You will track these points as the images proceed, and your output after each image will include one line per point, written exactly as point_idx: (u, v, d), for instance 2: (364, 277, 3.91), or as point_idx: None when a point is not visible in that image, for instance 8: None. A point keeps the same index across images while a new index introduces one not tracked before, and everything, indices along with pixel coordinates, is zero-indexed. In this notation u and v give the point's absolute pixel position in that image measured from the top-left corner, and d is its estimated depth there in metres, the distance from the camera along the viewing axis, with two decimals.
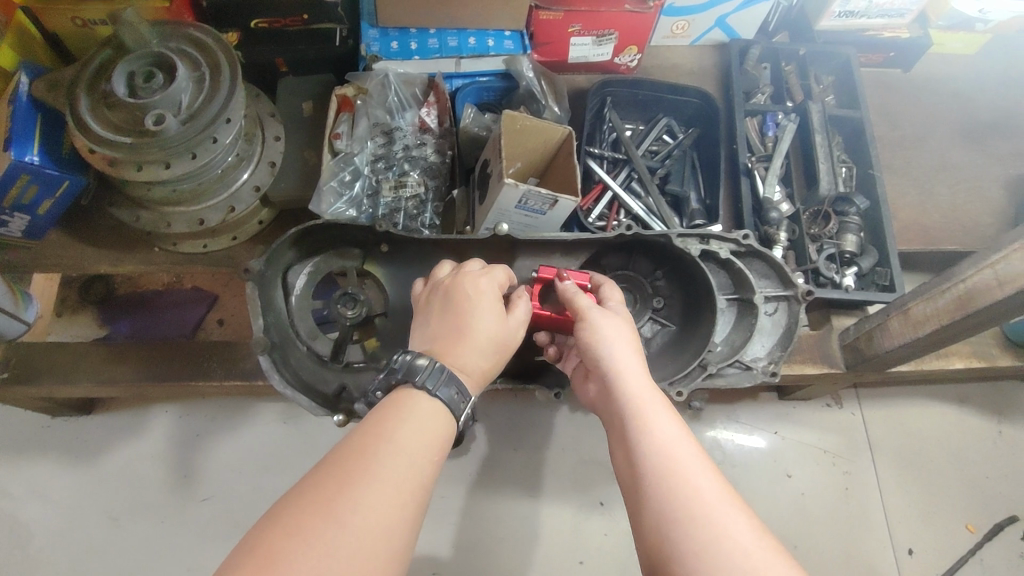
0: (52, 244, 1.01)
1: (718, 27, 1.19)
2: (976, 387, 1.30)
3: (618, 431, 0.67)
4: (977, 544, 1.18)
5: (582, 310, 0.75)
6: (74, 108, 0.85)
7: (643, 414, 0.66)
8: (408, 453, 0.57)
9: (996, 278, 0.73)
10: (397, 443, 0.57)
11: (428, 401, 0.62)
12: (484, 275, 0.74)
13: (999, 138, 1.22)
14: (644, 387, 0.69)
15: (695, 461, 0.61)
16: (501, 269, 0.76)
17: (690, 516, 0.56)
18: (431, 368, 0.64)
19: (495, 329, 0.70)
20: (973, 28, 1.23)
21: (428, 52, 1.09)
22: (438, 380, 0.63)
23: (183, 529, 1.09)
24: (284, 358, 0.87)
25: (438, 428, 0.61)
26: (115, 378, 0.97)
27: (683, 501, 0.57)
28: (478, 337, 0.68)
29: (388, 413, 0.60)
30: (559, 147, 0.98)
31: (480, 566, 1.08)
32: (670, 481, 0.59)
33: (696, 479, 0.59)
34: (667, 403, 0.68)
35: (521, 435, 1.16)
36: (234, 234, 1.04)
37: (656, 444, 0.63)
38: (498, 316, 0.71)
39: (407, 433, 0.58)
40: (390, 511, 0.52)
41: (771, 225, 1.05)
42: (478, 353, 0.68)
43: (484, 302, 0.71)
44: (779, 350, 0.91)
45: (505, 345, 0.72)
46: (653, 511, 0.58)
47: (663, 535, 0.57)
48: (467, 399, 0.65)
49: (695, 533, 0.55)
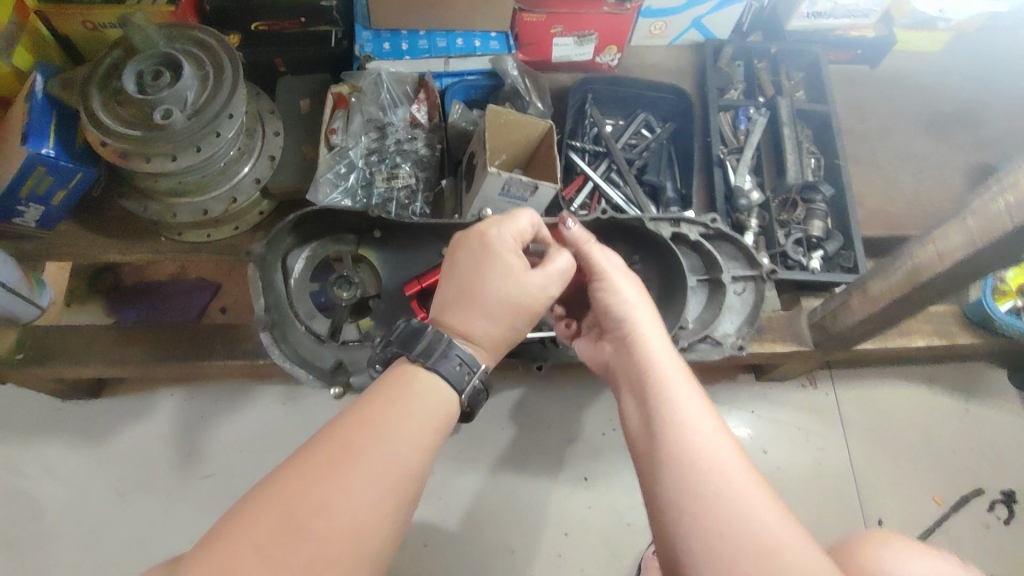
0: (63, 234, 1.07)
1: (694, 28, 1.26)
2: (944, 368, 1.36)
3: (636, 398, 0.71)
4: (944, 515, 1.24)
5: (601, 269, 0.81)
6: (87, 104, 0.91)
7: (662, 384, 0.69)
8: (391, 444, 0.58)
9: (936, 254, 0.79)
10: (381, 433, 0.58)
11: (428, 375, 0.65)
12: (506, 228, 0.75)
13: (959, 131, 1.30)
14: (664, 359, 0.72)
15: (714, 437, 0.63)
16: (524, 217, 0.77)
17: (704, 491, 0.59)
18: (430, 340, 0.67)
19: (508, 291, 0.72)
20: (935, 27, 1.30)
21: (417, 53, 1.16)
22: (438, 355, 0.66)
23: (188, 504, 1.15)
24: (284, 336, 0.94)
25: (430, 411, 0.63)
26: (124, 359, 1.03)
27: (703, 474, 0.60)
28: (484, 300, 0.71)
29: (378, 400, 0.62)
30: (541, 140, 1.05)
31: (470, 537, 1.14)
32: (692, 452, 0.62)
33: (717, 454, 0.62)
34: (689, 378, 0.71)
35: (509, 414, 1.22)
36: (235, 224, 1.10)
37: (678, 415, 0.66)
38: (514, 274, 0.72)
39: (395, 421, 0.60)
40: (364, 505, 0.54)
41: (741, 213, 1.13)
42: (487, 317, 0.71)
43: (498, 262, 0.72)
44: (747, 326, 0.98)
45: (522, 306, 0.73)
46: (665, 480, 0.62)
47: (676, 505, 0.60)
48: (474, 371, 0.68)
49: (708, 507, 0.58)
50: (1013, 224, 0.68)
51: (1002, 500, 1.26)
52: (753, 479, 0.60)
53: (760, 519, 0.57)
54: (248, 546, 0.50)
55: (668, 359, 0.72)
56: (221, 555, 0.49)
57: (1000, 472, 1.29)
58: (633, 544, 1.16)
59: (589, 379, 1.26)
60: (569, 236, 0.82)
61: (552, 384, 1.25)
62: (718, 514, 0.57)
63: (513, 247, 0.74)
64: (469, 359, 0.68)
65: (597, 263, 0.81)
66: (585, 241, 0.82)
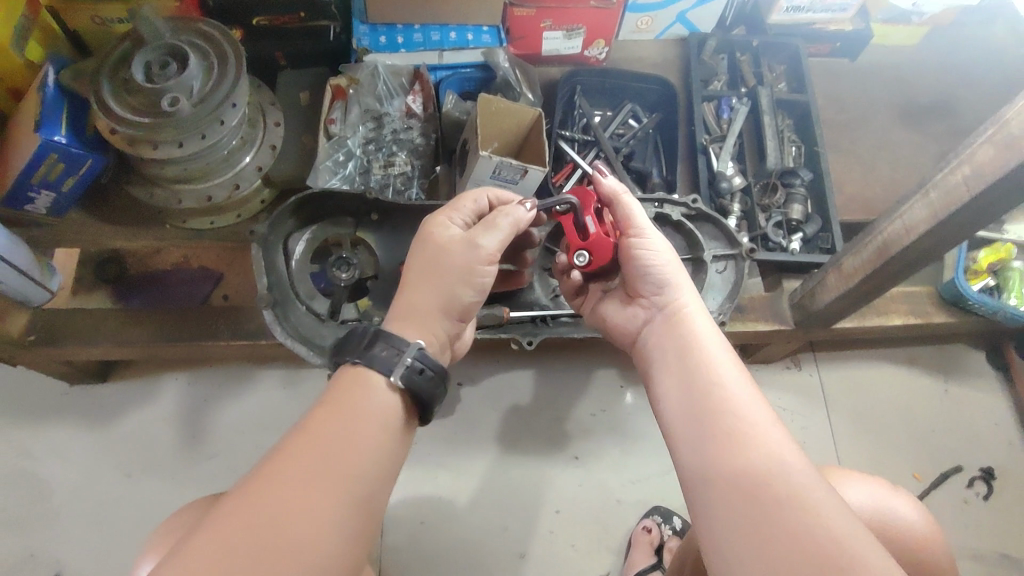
0: (72, 222, 1.11)
1: (679, 23, 1.31)
2: (925, 350, 1.41)
3: (682, 380, 0.72)
4: (924, 491, 1.28)
5: (638, 225, 0.81)
6: (98, 93, 0.95)
7: (714, 372, 0.70)
8: (335, 451, 0.60)
9: (903, 227, 0.84)
10: (325, 442, 0.60)
11: (358, 366, 0.66)
12: (447, 207, 0.79)
13: (935, 120, 1.35)
14: (714, 346, 0.74)
15: (772, 432, 0.64)
16: (466, 194, 0.80)
17: (762, 477, 0.60)
18: (357, 336, 0.69)
19: (427, 256, 0.74)
20: (910, 21, 1.36)
21: (413, 46, 1.21)
22: (364, 346, 0.67)
23: (192, 482, 1.18)
24: (285, 315, 0.98)
25: (373, 407, 0.64)
26: (131, 339, 1.07)
27: (762, 460, 0.61)
28: (411, 270, 0.74)
29: (328, 400, 0.64)
30: (531, 128, 1.10)
31: (465, 512, 1.18)
32: (748, 438, 0.63)
33: (773, 440, 0.63)
34: (738, 363, 0.72)
35: (502, 396, 1.26)
36: (238, 212, 1.15)
37: (732, 401, 0.67)
38: (437, 238, 0.75)
39: (337, 427, 0.61)
40: (316, 513, 0.55)
41: (724, 197, 1.19)
42: (412, 286, 0.73)
43: (426, 232, 0.76)
44: (728, 303, 1.03)
45: (448, 271, 0.73)
46: (723, 469, 0.62)
47: (737, 496, 0.59)
48: (403, 351, 0.67)
49: (774, 502, 0.58)
50: (971, 194, 0.73)
51: (981, 477, 1.30)
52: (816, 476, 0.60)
53: (830, 513, 0.56)
54: (200, 567, 0.50)
55: (716, 344, 0.74)
56: (188, 561, 0.51)
57: (980, 450, 1.33)
58: (623, 519, 1.20)
59: (579, 362, 1.30)
60: (607, 188, 0.84)
61: (543, 367, 1.29)
62: (787, 511, 0.57)
63: (451, 220, 0.77)
64: (397, 341, 0.68)
65: (635, 218, 0.81)
66: (622, 198, 0.83)
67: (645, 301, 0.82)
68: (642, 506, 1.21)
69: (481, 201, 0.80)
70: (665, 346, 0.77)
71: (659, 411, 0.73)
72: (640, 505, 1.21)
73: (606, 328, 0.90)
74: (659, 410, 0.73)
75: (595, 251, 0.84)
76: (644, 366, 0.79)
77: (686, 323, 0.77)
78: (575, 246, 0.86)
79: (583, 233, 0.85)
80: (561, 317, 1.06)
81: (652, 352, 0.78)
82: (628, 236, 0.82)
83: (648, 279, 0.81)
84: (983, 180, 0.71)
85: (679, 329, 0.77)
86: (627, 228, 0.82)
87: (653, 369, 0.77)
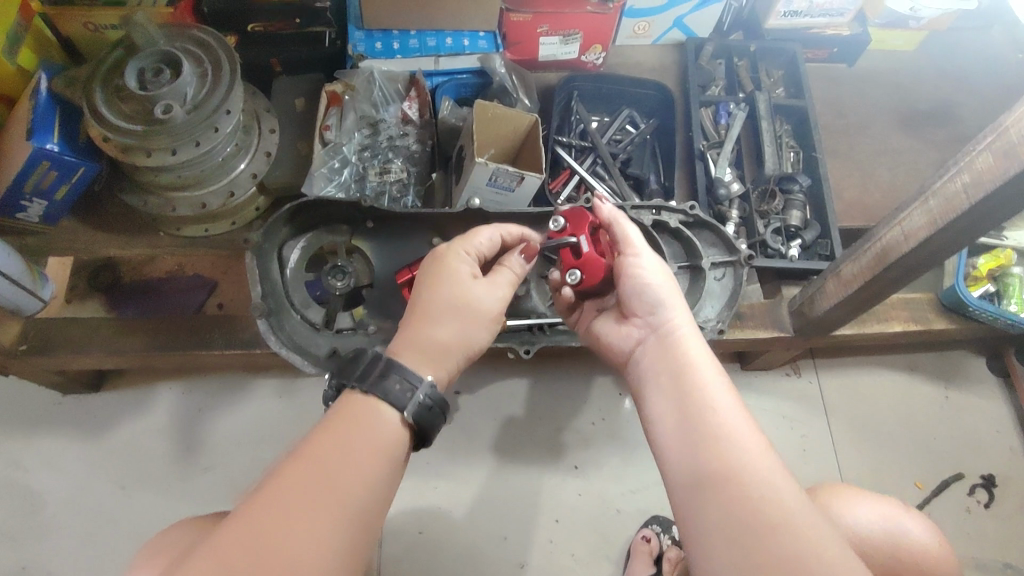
0: (65, 230, 1.09)
1: (677, 27, 1.30)
2: (925, 356, 1.40)
3: (676, 404, 0.72)
4: (925, 499, 1.28)
5: (634, 245, 0.84)
6: (91, 100, 0.95)
7: (708, 397, 0.71)
8: (333, 475, 0.60)
9: (903, 234, 0.83)
10: (322, 465, 0.60)
11: (369, 397, 0.67)
12: (462, 243, 0.82)
13: (934, 126, 1.34)
14: (707, 369, 0.75)
15: (764, 462, 0.65)
16: (482, 233, 0.84)
17: (758, 511, 0.60)
18: (367, 363, 0.69)
19: (454, 294, 0.77)
20: (908, 25, 1.36)
21: (409, 52, 1.20)
22: (376, 376, 0.68)
23: (188, 493, 1.17)
24: (280, 324, 0.97)
25: (376, 438, 0.65)
26: (125, 349, 1.06)
27: (756, 493, 0.62)
28: (433, 304, 0.76)
29: (332, 428, 0.64)
30: (528, 133, 1.09)
31: (463, 522, 1.17)
32: (742, 469, 0.64)
33: (765, 471, 0.64)
34: (729, 389, 0.73)
35: (501, 404, 1.25)
36: (232, 219, 1.14)
37: (725, 431, 0.68)
38: (459, 278, 0.78)
39: (336, 452, 0.62)
40: (314, 538, 0.56)
41: (722, 204, 1.18)
42: (436, 321, 0.75)
43: (449, 270, 0.79)
44: (726, 310, 1.03)
45: (465, 307, 0.77)
46: (719, 501, 0.62)
47: (730, 526, 0.60)
48: (416, 387, 0.69)
49: (767, 533, 0.59)
50: (970, 201, 0.72)
51: (982, 484, 1.30)
52: (808, 507, 0.61)
53: (824, 548, 0.57)
54: None
55: (710, 368, 0.75)
56: None
57: (981, 457, 1.32)
58: (623, 529, 1.19)
59: (578, 369, 1.29)
60: (605, 211, 0.87)
61: (542, 375, 1.28)
62: (779, 544, 0.58)
63: (465, 257, 0.81)
64: (410, 376, 0.69)
65: (631, 239, 0.84)
66: (619, 221, 0.86)
67: (638, 321, 0.83)
68: (641, 515, 1.20)
69: (493, 241, 0.85)
70: (658, 367, 0.77)
71: (651, 433, 0.73)
72: (640, 514, 1.20)
73: (597, 343, 0.90)
74: (651, 432, 0.73)
75: (586, 270, 0.85)
76: (635, 385, 0.80)
77: (678, 345, 0.78)
78: (568, 265, 0.87)
79: (576, 255, 0.87)
80: (558, 325, 1.05)
81: (643, 372, 0.79)
82: (624, 256, 0.84)
83: (642, 298, 0.82)
84: (983, 188, 0.71)
85: (672, 351, 0.78)
86: (624, 247, 0.84)
87: (645, 390, 0.77)
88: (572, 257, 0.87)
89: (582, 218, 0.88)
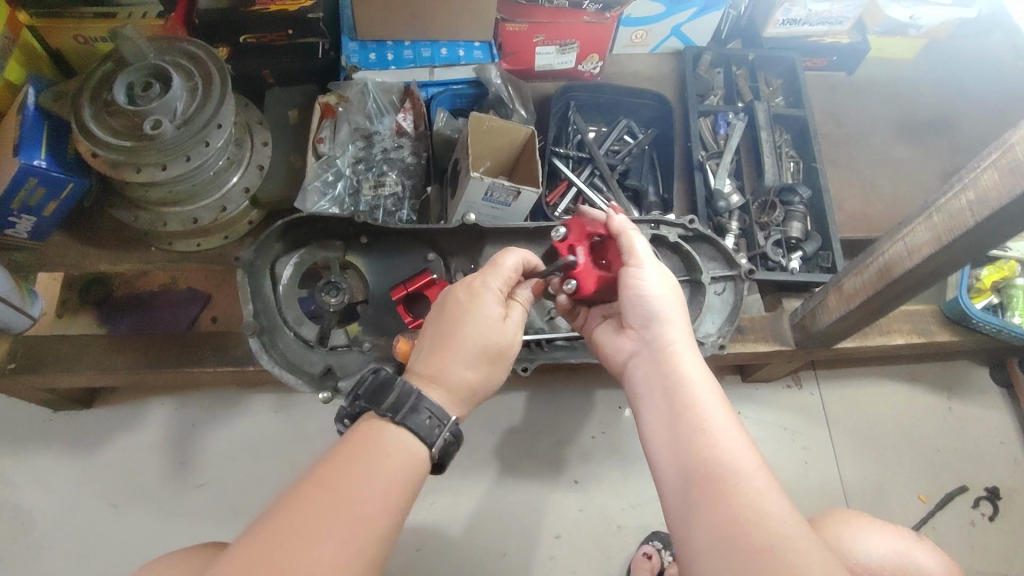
0: (55, 245, 1.08)
1: (674, 36, 1.29)
2: (928, 367, 1.38)
3: (668, 421, 0.72)
4: (929, 513, 1.26)
5: (637, 257, 0.81)
6: (79, 115, 0.93)
7: (699, 415, 0.71)
8: (353, 501, 0.61)
9: (906, 249, 0.82)
10: (342, 490, 0.61)
11: (399, 428, 0.68)
12: (492, 277, 0.79)
13: (934, 134, 1.33)
14: (700, 386, 0.74)
15: (754, 480, 0.64)
16: (510, 263, 0.80)
17: (750, 538, 0.60)
18: (398, 394, 0.69)
19: (485, 338, 0.75)
20: (907, 33, 1.35)
21: (403, 63, 1.18)
22: (406, 409, 0.69)
23: (180, 512, 1.15)
24: (272, 342, 0.95)
25: (399, 469, 0.65)
26: (115, 366, 1.04)
27: (749, 517, 0.61)
28: (464, 347, 0.74)
29: (359, 455, 0.64)
30: (524, 146, 1.07)
31: (460, 540, 1.15)
32: (735, 492, 0.63)
33: (759, 494, 0.63)
34: (724, 405, 0.72)
35: (498, 419, 1.24)
36: (224, 234, 1.12)
37: (718, 451, 0.67)
38: (490, 320, 0.76)
39: (357, 479, 0.62)
40: (333, 565, 0.57)
41: (721, 216, 1.17)
42: (466, 363, 0.74)
43: (480, 310, 0.76)
44: (727, 325, 1.01)
45: (496, 351, 0.77)
46: (714, 527, 0.62)
47: (718, 549, 0.61)
48: (445, 424, 0.70)
49: (754, 557, 0.59)
50: (976, 219, 0.71)
51: (987, 497, 1.28)
52: (798, 527, 0.61)
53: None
54: None
55: (704, 385, 0.74)
56: None
57: (985, 470, 1.30)
58: (623, 546, 1.17)
59: (576, 383, 1.28)
60: (614, 222, 0.83)
61: (539, 388, 1.27)
62: (767, 565, 0.58)
63: (494, 293, 0.78)
64: (439, 411, 0.70)
65: (634, 250, 0.81)
66: (629, 231, 0.82)
67: (634, 332, 0.81)
68: (642, 531, 1.18)
69: (519, 273, 0.81)
70: (652, 382, 0.77)
71: (646, 449, 0.73)
72: (641, 530, 1.18)
73: (598, 349, 0.89)
74: (646, 448, 0.73)
75: (582, 280, 0.84)
76: (631, 398, 0.79)
77: (673, 359, 0.77)
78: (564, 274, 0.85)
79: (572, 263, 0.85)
80: (556, 341, 1.04)
81: (638, 386, 0.78)
82: (626, 267, 0.81)
83: (639, 310, 0.80)
84: (989, 206, 0.69)
85: (665, 365, 0.76)
86: (626, 258, 0.82)
87: (640, 404, 0.77)
88: (570, 267, 0.85)
89: (582, 229, 0.86)
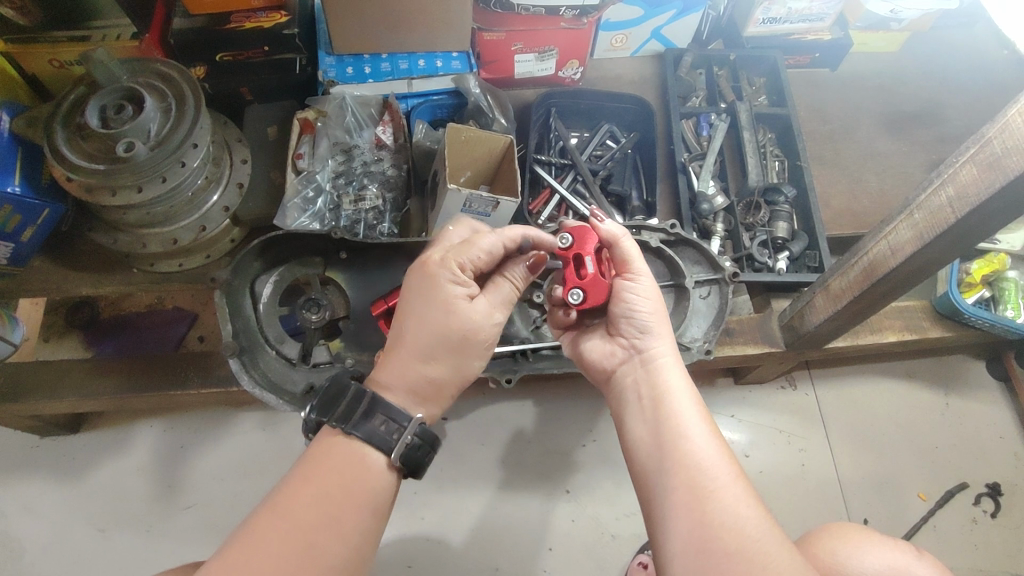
0: (37, 270, 1.06)
1: (655, 38, 1.29)
2: (924, 362, 1.37)
3: (652, 430, 0.73)
4: (929, 511, 1.24)
5: (634, 267, 0.81)
6: (51, 140, 0.92)
7: (683, 425, 0.71)
8: (315, 536, 0.57)
9: (889, 248, 0.81)
10: (298, 524, 0.57)
11: (352, 440, 0.64)
12: (458, 257, 0.74)
13: (921, 128, 1.32)
14: (684, 399, 0.75)
15: (731, 488, 0.65)
16: (479, 243, 0.75)
17: (723, 546, 0.60)
18: (350, 401, 0.65)
19: (446, 325, 0.71)
20: (890, 27, 1.34)
21: (381, 75, 1.17)
22: (360, 417, 0.65)
23: (170, 535, 1.14)
24: (253, 362, 0.95)
25: (359, 488, 0.62)
26: (96, 392, 1.03)
27: (722, 527, 0.62)
28: (421, 337, 0.70)
29: (313, 474, 0.61)
30: (503, 155, 1.07)
31: (453, 554, 1.13)
32: (712, 504, 0.63)
33: (734, 505, 0.63)
34: (706, 417, 0.73)
35: (489, 431, 1.22)
36: (207, 253, 1.11)
37: (696, 461, 0.67)
38: (454, 304, 0.72)
39: (318, 504, 0.59)
40: None
41: (706, 218, 1.16)
42: (425, 358, 0.70)
43: (445, 294, 0.72)
44: (713, 329, 1.00)
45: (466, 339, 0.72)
46: (690, 535, 0.62)
47: (693, 553, 0.61)
48: (404, 428, 0.66)
49: (727, 561, 0.59)
50: (956, 216, 0.70)
51: (988, 493, 1.26)
52: (771, 533, 0.62)
53: None
54: None
55: (686, 397, 0.75)
56: None
57: (983, 465, 1.28)
58: (619, 556, 1.15)
59: (567, 391, 1.27)
60: (606, 231, 0.82)
61: (530, 399, 1.25)
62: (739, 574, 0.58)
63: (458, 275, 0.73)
64: (397, 415, 0.66)
65: (633, 261, 0.81)
66: (623, 237, 0.81)
67: (622, 342, 0.82)
68: (637, 539, 1.16)
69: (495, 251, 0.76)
70: (637, 392, 0.77)
71: (630, 458, 0.74)
72: (635, 539, 1.16)
73: (579, 359, 0.88)
74: (630, 458, 0.74)
75: (589, 290, 0.80)
76: (615, 408, 0.80)
77: (658, 373, 0.78)
78: (570, 284, 0.81)
79: (579, 272, 0.81)
80: (542, 351, 1.03)
81: (623, 397, 0.79)
82: (622, 278, 0.81)
83: (630, 322, 0.80)
84: (969, 201, 0.68)
85: (653, 377, 0.77)
86: (623, 268, 0.81)
87: (624, 414, 0.77)
88: (574, 276, 0.81)
89: (588, 241, 0.81)
